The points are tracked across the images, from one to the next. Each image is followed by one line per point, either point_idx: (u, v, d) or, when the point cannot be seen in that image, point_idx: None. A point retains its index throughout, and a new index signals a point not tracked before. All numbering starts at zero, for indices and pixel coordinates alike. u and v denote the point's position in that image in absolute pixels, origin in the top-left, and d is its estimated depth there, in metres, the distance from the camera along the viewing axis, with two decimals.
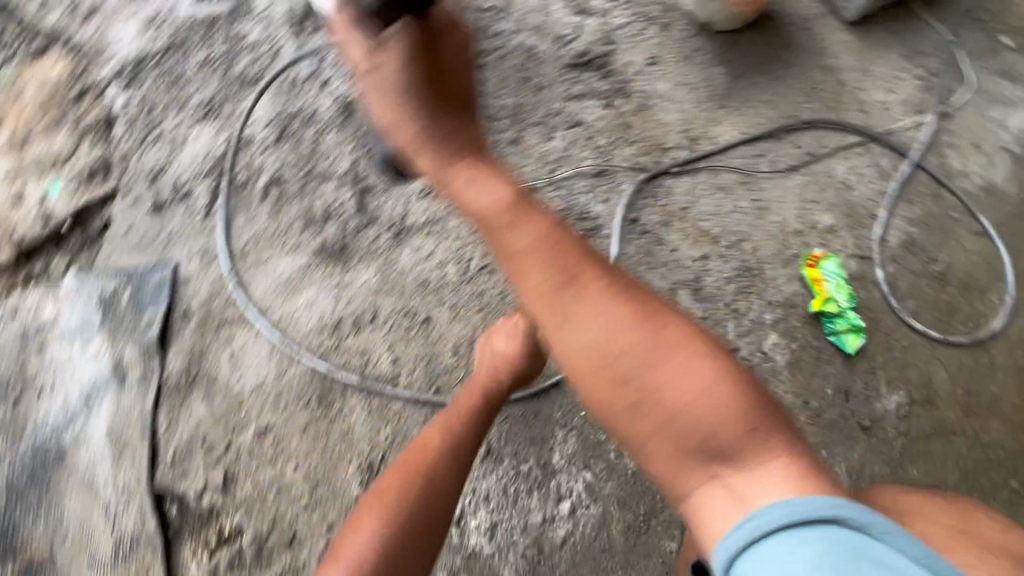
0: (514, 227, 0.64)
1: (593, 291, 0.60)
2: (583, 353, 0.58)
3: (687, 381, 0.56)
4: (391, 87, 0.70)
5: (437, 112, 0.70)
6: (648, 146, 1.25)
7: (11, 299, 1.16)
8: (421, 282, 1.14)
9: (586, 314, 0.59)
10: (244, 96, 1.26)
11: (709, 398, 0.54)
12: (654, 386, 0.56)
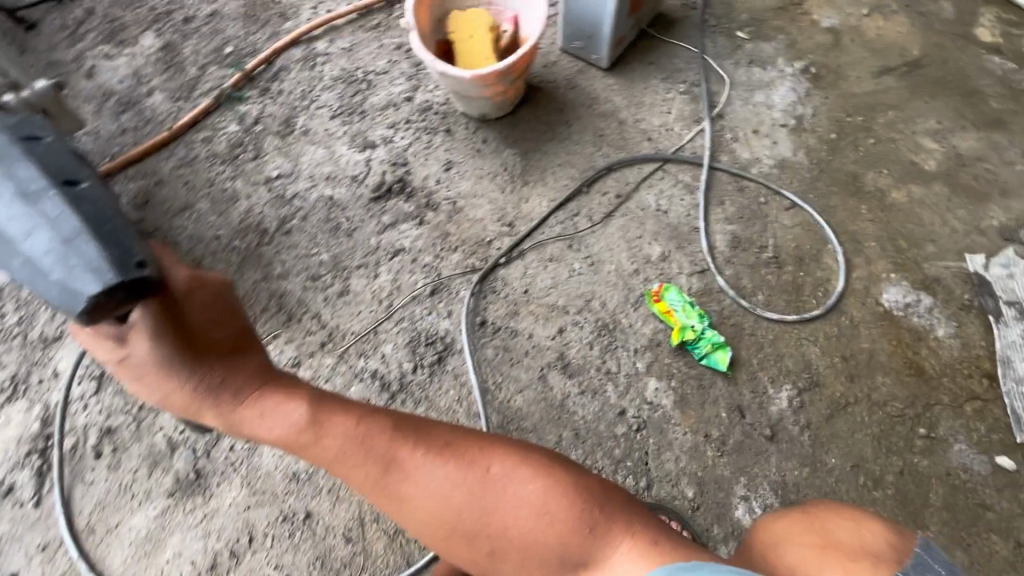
0: (324, 439, 0.63)
1: (418, 466, 0.62)
2: (432, 527, 0.62)
3: (520, 511, 0.61)
4: (145, 367, 0.61)
5: (206, 369, 0.63)
6: (471, 246, 1.26)
7: None
8: (292, 476, 1.06)
9: (416, 492, 0.62)
10: (51, 355, 1.18)
11: (537, 518, 0.60)
12: (500, 529, 0.60)
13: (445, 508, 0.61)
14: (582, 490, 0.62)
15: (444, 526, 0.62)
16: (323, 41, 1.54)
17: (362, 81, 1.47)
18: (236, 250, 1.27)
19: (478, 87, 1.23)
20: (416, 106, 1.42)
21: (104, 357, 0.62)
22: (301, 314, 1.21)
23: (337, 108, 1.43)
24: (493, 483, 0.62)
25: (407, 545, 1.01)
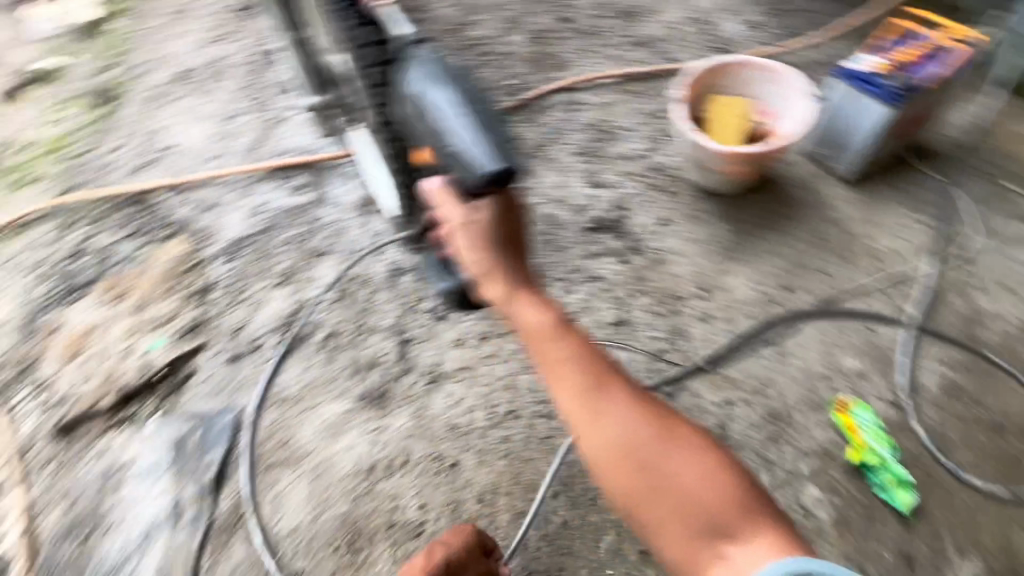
0: (557, 340, 0.75)
1: (617, 393, 0.71)
2: (609, 457, 0.68)
3: (691, 478, 0.66)
4: (473, 238, 0.81)
5: (507, 256, 0.81)
6: (663, 296, 1.34)
7: (105, 439, 1.42)
8: (451, 427, 1.22)
9: (609, 420, 0.69)
10: (316, 264, 1.53)
11: (706, 480, 0.65)
12: (670, 472, 0.66)
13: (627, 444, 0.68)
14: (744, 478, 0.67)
15: (622, 462, 0.67)
16: (587, 92, 1.81)
17: (609, 132, 1.68)
18: None
19: (716, 159, 1.35)
20: (649, 165, 1.59)
21: (453, 214, 0.82)
22: None
23: (581, 147, 1.65)
24: (675, 445, 0.68)
25: (528, 530, 1.07)
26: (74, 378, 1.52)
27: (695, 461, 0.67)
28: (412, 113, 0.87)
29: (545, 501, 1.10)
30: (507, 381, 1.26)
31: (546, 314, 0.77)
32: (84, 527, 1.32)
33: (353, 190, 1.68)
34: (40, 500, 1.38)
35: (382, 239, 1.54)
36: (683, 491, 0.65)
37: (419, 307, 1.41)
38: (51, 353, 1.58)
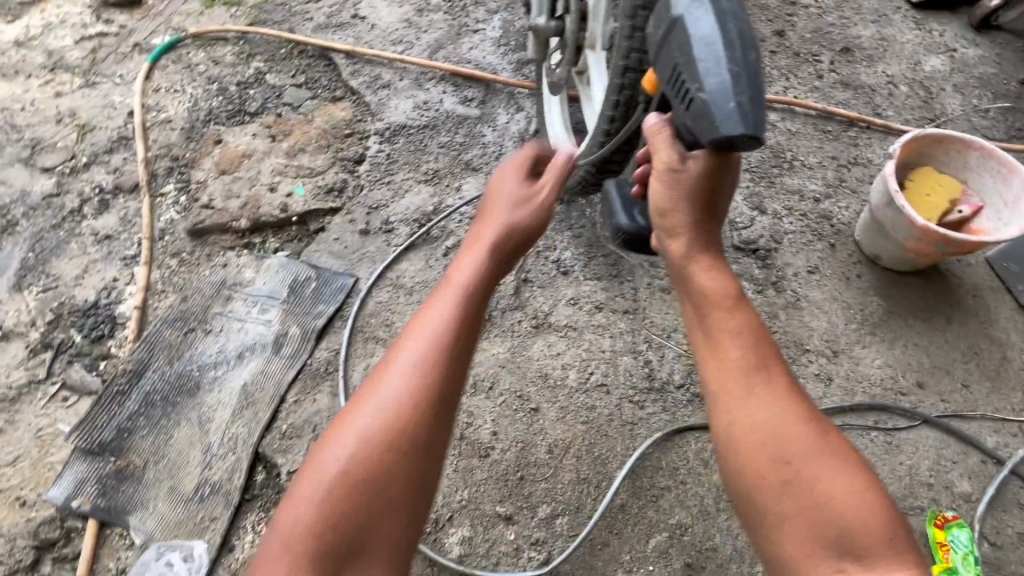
0: (730, 309, 0.79)
1: (777, 379, 0.73)
2: (748, 435, 0.69)
3: (828, 480, 0.65)
4: (677, 189, 0.86)
5: (702, 215, 0.87)
6: (787, 340, 1.30)
7: (228, 255, 1.53)
8: (543, 375, 1.24)
9: (757, 397, 0.71)
10: (463, 176, 1.56)
11: (853, 495, 0.64)
12: (813, 473, 0.66)
13: (770, 427, 0.69)
14: (892, 508, 0.64)
15: (757, 441, 0.69)
16: (777, 113, 1.72)
17: (788, 161, 1.60)
18: None
19: (909, 236, 1.24)
20: (818, 209, 1.51)
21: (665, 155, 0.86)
22: (626, 278, 1.38)
23: (754, 165, 1.58)
24: (819, 443, 0.68)
25: (586, 497, 1.09)
26: (217, 190, 1.61)
27: (836, 467, 0.66)
28: (674, 39, 0.85)
29: (610, 480, 1.11)
30: (608, 356, 1.27)
31: (726, 284, 0.82)
32: (190, 322, 1.44)
33: (518, 121, 1.68)
34: (159, 283, 1.51)
35: None
36: (822, 497, 0.64)
37: (546, 254, 1.42)
38: (204, 161, 1.69)
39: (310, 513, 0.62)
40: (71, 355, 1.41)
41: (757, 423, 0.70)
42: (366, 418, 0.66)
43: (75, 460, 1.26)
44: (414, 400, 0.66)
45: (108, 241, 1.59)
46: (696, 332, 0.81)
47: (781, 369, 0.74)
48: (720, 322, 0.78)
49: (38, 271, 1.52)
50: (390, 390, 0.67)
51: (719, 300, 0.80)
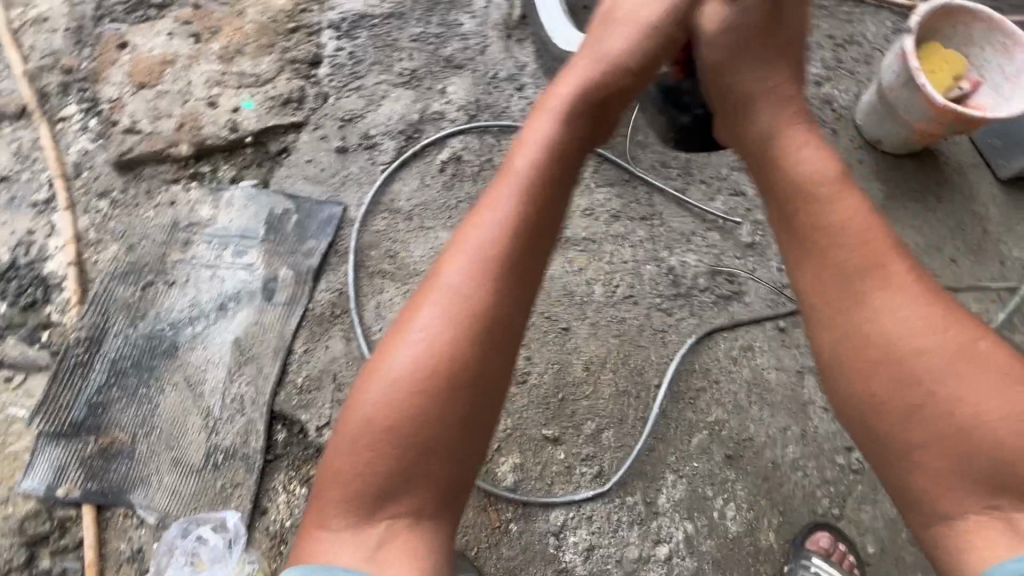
0: (834, 203, 0.76)
1: (903, 288, 0.69)
2: (866, 342, 0.68)
3: (965, 388, 0.62)
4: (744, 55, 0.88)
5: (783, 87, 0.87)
6: None
7: (172, 190, 1.28)
8: (567, 292, 1.18)
9: (875, 316, 0.68)
10: (445, 76, 1.34)
11: (1009, 417, 0.60)
12: (953, 394, 0.62)
13: (898, 340, 0.66)
14: None
15: (874, 355, 0.67)
16: None
17: None
18: None
19: (924, 118, 1.22)
20: (819, 95, 1.46)
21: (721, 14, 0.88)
22: (639, 182, 1.30)
23: None
24: (962, 353, 0.64)
25: (628, 408, 1.09)
26: (138, 109, 1.30)
27: (978, 375, 0.63)
28: None
29: (648, 389, 1.11)
30: (630, 267, 1.21)
31: (829, 167, 0.79)
32: (145, 275, 1.22)
33: (498, 3, 1.42)
34: (91, 231, 1.25)
35: (524, 73, 1.36)
36: (964, 418, 0.61)
37: None
38: (109, 71, 1.34)
39: (353, 434, 0.64)
40: (1, 328, 1.17)
41: (882, 337, 0.67)
42: (416, 334, 0.67)
43: (44, 447, 1.09)
44: (437, 341, 0.66)
45: (6, 185, 1.27)
46: (791, 252, 0.78)
47: (903, 272, 0.70)
48: (820, 223, 0.76)
49: None
50: (410, 348, 0.66)
51: (813, 193, 0.78)
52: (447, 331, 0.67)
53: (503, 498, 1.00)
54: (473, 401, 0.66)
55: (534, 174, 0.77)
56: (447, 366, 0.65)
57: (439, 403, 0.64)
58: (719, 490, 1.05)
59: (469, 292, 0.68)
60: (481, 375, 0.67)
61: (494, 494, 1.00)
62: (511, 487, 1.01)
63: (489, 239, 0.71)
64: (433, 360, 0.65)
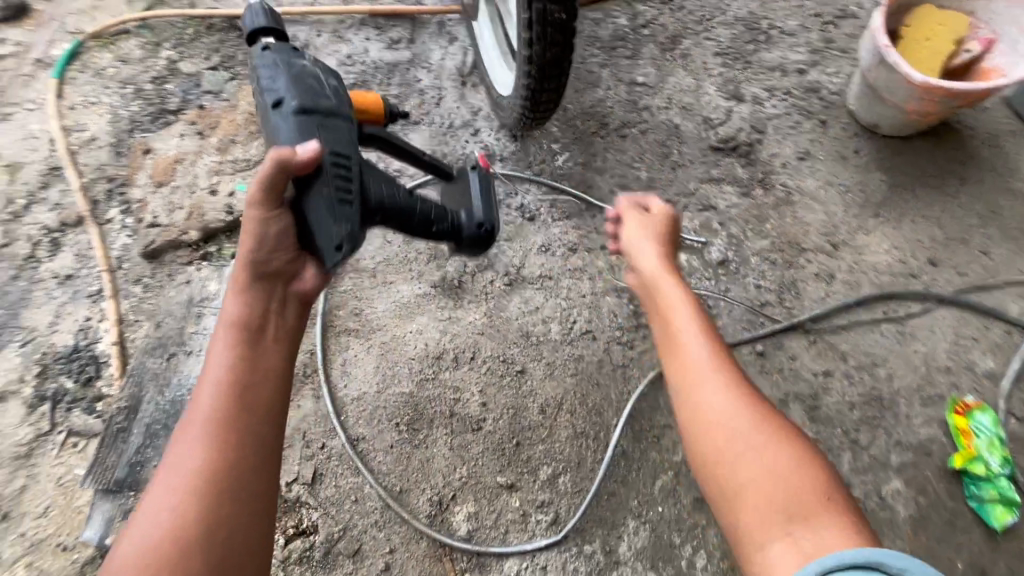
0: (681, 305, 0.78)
1: (713, 364, 0.71)
2: (703, 407, 0.67)
3: (766, 459, 0.62)
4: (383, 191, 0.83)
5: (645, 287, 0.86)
6: (783, 243, 1.18)
7: (188, 271, 1.48)
8: (524, 333, 1.17)
9: (698, 388, 0.69)
10: (404, 132, 1.40)
11: (796, 475, 0.60)
12: (752, 451, 0.63)
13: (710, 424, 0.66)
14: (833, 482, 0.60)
15: (710, 417, 0.67)
16: None
17: (763, 32, 1.38)
18: (573, 128, 1.34)
19: (909, 98, 1.08)
20: (804, 82, 1.32)
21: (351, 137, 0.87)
22: (597, 210, 1.26)
23: (725, 47, 1.38)
24: (769, 430, 0.64)
25: (586, 451, 1.06)
26: (158, 205, 1.53)
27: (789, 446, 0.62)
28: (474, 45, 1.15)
29: (607, 429, 1.07)
30: (589, 301, 1.18)
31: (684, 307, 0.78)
32: (169, 347, 1.42)
33: (452, 54, 1.49)
34: (130, 314, 1.48)
35: (478, 118, 1.40)
36: (756, 474, 0.61)
37: (508, 202, 1.29)
38: (138, 175, 1.59)
39: None
40: (68, 402, 1.42)
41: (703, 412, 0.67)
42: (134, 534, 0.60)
43: (98, 503, 1.30)
44: (167, 502, 0.60)
45: (70, 281, 1.55)
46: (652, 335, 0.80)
47: (718, 355, 0.72)
48: (669, 311, 0.78)
49: (10, 327, 1.50)
50: (137, 527, 0.60)
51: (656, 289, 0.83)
52: (183, 484, 0.61)
53: (459, 547, 1.01)
54: (228, 531, 0.61)
55: (244, 345, 0.71)
56: (184, 518, 0.59)
57: (192, 544, 0.58)
58: (687, 536, 0.99)
59: (189, 445, 0.63)
60: (229, 507, 0.62)
61: (450, 544, 1.02)
62: (465, 537, 1.02)
63: (201, 394, 0.67)
64: (168, 520, 0.59)
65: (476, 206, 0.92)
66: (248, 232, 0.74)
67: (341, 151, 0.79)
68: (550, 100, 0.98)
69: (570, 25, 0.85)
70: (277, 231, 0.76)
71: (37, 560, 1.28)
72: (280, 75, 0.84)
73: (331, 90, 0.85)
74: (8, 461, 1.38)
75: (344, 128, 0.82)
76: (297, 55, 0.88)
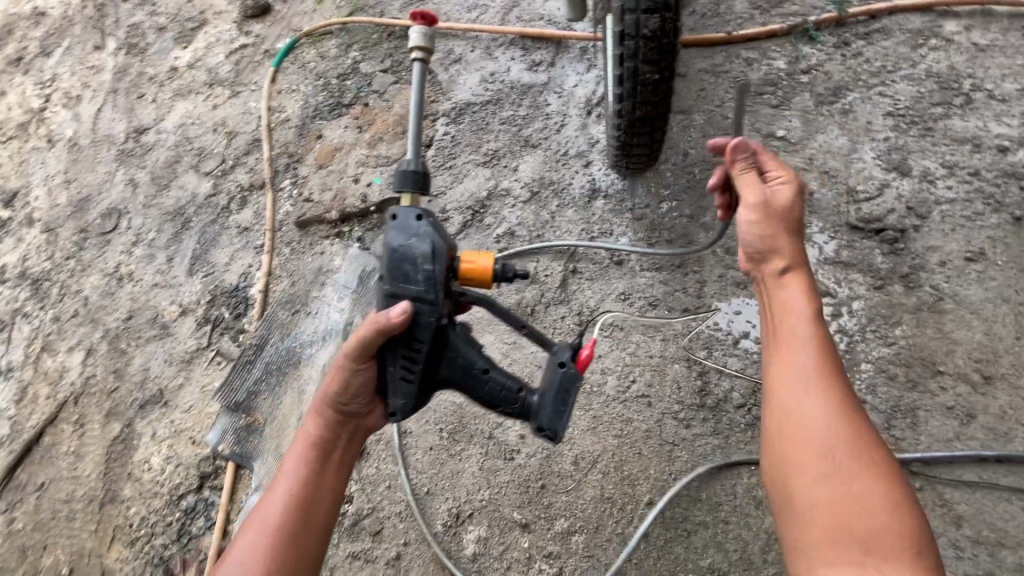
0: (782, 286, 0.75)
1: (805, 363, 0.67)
2: (791, 408, 0.65)
3: (848, 476, 0.59)
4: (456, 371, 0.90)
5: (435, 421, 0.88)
6: (911, 356, 0.97)
7: (324, 244, 1.74)
8: (579, 378, 1.14)
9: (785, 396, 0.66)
10: (521, 155, 1.47)
11: (879, 511, 0.57)
12: (839, 478, 0.59)
13: (795, 403, 0.65)
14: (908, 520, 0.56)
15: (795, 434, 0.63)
16: (958, 21, 1.27)
17: (961, 94, 1.17)
18: (689, 176, 1.26)
19: None
20: (1003, 164, 1.09)
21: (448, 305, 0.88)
22: (690, 269, 1.18)
23: (901, 107, 1.18)
24: (862, 448, 0.60)
25: (607, 518, 1.01)
26: (317, 184, 1.83)
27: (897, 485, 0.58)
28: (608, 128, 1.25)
29: (636, 504, 1.00)
30: (654, 363, 1.11)
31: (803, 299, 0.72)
32: (297, 304, 1.69)
33: (586, 82, 1.51)
34: (277, 269, 1.79)
35: (593, 150, 1.39)
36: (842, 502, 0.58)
37: (600, 241, 1.28)
38: (309, 155, 1.91)
39: None
40: (222, 328, 1.79)
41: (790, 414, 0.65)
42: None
43: (221, 414, 1.63)
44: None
45: (246, 233, 1.93)
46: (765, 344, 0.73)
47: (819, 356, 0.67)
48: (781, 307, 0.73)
49: (203, 260, 1.94)
50: None
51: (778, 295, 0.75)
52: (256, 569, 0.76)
53: (462, 564, 1.05)
54: None
55: (312, 473, 0.84)
56: None
57: None
58: None
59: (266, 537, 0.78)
60: None
61: (455, 558, 1.06)
62: (470, 557, 1.05)
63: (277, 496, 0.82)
64: None
65: (545, 403, 0.89)
66: (339, 371, 0.86)
67: (418, 337, 0.84)
68: (642, 143, 1.09)
69: (664, 86, 1.00)
70: (355, 379, 0.86)
71: (176, 443, 1.66)
72: (390, 243, 0.85)
73: (428, 273, 0.83)
74: (177, 362, 1.78)
75: (427, 314, 0.84)
76: (413, 219, 0.85)
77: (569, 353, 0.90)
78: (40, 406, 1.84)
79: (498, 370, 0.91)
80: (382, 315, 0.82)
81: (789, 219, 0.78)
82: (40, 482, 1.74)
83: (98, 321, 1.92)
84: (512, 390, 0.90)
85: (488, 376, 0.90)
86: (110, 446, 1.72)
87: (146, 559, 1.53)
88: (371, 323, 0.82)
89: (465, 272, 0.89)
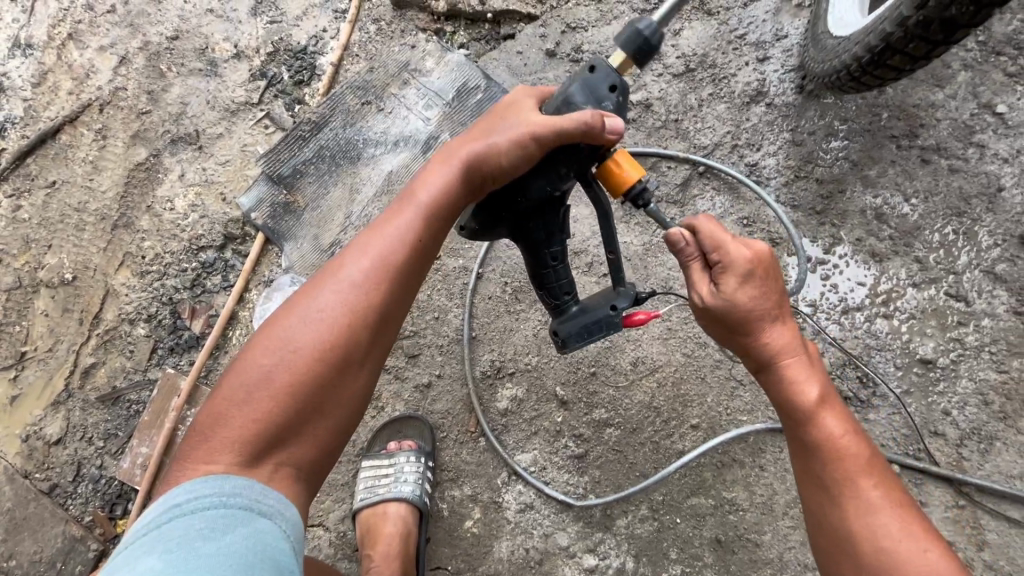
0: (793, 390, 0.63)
1: (847, 471, 0.59)
2: (845, 521, 0.58)
3: None
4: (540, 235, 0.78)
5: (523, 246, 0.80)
6: (1016, 390, 0.92)
7: (418, 37, 1.51)
8: (667, 287, 1.07)
9: (840, 507, 0.59)
10: (689, 18, 1.21)
11: None
12: None
13: (848, 514, 0.58)
14: None
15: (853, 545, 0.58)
16: None
17: None
18: (876, 118, 1.07)
19: None
20: None
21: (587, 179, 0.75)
22: (830, 220, 1.05)
23: None
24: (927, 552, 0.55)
25: (647, 424, 1.01)
26: None
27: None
28: (818, 29, 1.05)
29: (681, 423, 1.00)
30: None
31: (817, 388, 0.62)
32: (369, 94, 1.49)
33: None
34: (356, 47, 1.56)
35: (776, 44, 1.16)
36: None
37: (742, 152, 1.12)
38: None
39: (263, 371, 0.63)
40: (278, 90, 1.60)
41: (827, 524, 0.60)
42: (299, 328, 0.64)
43: (260, 181, 1.50)
44: (346, 305, 0.65)
45: None
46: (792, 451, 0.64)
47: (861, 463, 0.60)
48: (800, 412, 0.62)
49: (270, 2, 1.65)
50: (320, 310, 0.65)
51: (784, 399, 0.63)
52: (367, 299, 0.66)
53: (491, 414, 1.05)
54: (376, 354, 0.68)
55: (436, 218, 0.71)
56: (357, 326, 0.65)
57: (354, 352, 0.65)
58: (683, 560, 0.94)
59: (381, 267, 0.67)
60: (385, 333, 0.68)
61: (484, 405, 1.06)
62: (500, 411, 1.05)
63: (397, 230, 0.69)
64: (348, 318, 0.65)
65: (575, 321, 0.81)
66: (513, 141, 0.68)
67: (529, 192, 0.73)
68: (914, 53, 0.85)
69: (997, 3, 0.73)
70: (528, 147, 0.68)
71: (204, 194, 1.54)
72: (570, 89, 0.72)
73: (585, 144, 0.69)
74: (220, 109, 1.60)
75: (548, 177, 0.72)
76: (605, 85, 0.70)
77: (631, 300, 0.80)
78: (58, 99, 1.64)
79: (562, 268, 0.82)
80: (588, 122, 0.65)
81: (749, 326, 0.64)
82: (47, 179, 1.59)
83: (138, 29, 1.67)
84: (558, 290, 0.82)
85: (553, 268, 0.81)
86: (129, 170, 1.58)
87: (155, 296, 1.50)
88: (566, 127, 0.66)
89: (604, 165, 0.72)
